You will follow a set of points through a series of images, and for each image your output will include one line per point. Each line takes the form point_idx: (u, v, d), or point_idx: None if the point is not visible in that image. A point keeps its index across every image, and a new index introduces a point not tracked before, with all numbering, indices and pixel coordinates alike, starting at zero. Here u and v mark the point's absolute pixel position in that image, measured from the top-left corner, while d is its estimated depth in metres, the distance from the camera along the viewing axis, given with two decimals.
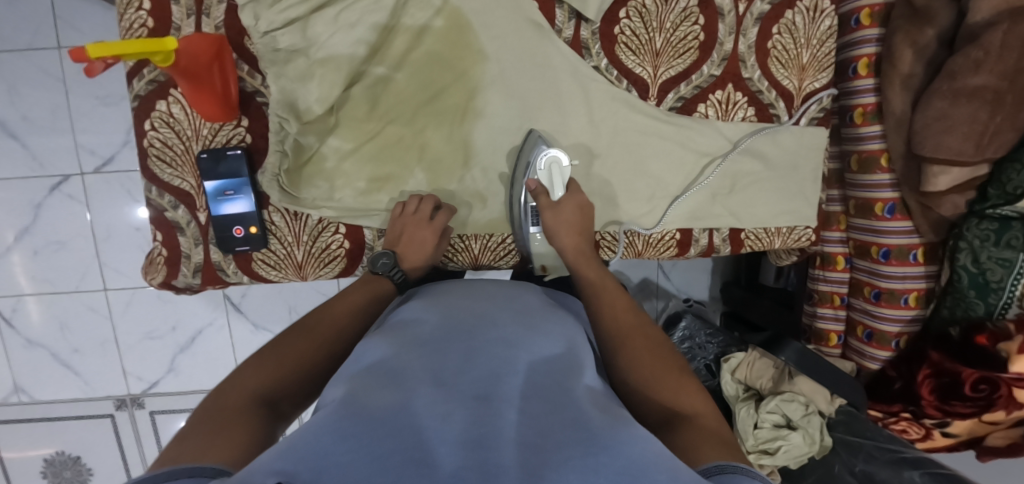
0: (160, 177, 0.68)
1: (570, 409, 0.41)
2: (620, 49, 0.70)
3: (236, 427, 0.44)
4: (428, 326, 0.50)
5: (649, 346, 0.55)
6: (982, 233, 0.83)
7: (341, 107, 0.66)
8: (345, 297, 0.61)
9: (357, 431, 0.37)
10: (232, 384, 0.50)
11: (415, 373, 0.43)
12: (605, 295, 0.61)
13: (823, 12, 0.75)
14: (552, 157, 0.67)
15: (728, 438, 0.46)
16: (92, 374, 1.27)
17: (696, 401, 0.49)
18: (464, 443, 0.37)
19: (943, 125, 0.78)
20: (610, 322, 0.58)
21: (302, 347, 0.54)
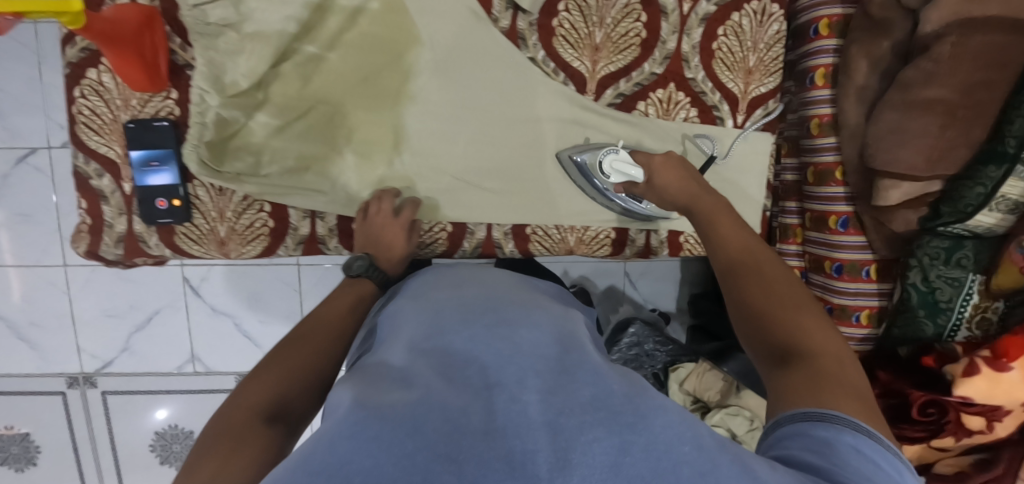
0: (87, 144, 0.68)
1: (590, 386, 0.39)
2: (557, 41, 0.69)
3: (246, 443, 0.41)
4: (427, 330, 0.49)
5: (770, 282, 0.52)
6: (934, 252, 0.81)
7: (270, 84, 0.65)
8: (335, 300, 0.60)
9: (365, 431, 0.34)
10: (232, 407, 0.46)
11: (424, 378, 0.41)
12: (717, 228, 0.59)
13: (772, 16, 0.74)
14: (619, 156, 0.69)
15: (855, 384, 0.43)
16: (46, 349, 1.26)
17: (815, 339, 0.47)
18: (482, 432, 0.34)
19: (899, 138, 0.76)
20: (725, 259, 0.56)
21: (302, 353, 0.52)
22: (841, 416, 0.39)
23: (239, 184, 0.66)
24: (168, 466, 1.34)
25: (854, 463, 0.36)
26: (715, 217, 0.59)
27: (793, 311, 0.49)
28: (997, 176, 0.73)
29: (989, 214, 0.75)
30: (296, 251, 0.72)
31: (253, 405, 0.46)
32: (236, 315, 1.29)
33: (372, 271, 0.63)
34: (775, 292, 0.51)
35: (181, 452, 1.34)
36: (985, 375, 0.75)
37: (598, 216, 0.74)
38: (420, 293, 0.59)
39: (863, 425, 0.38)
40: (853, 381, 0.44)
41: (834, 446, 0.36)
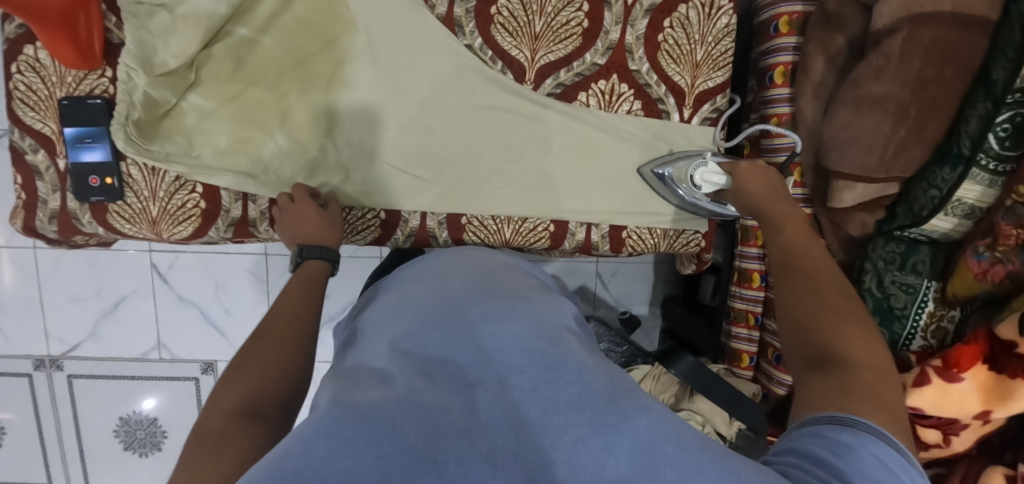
0: (23, 120, 0.68)
1: (572, 384, 0.42)
2: (495, 29, 0.69)
3: (229, 450, 0.41)
4: (412, 328, 0.52)
5: (828, 289, 0.49)
6: (888, 255, 0.78)
7: (203, 64, 0.65)
8: (291, 289, 0.59)
9: (340, 433, 0.35)
10: (208, 409, 0.46)
11: (406, 379, 0.43)
12: (780, 235, 0.57)
13: (721, 9, 0.72)
14: (709, 167, 0.71)
15: (888, 401, 0.41)
16: (14, 331, 1.27)
17: (858, 349, 0.44)
18: (463, 431, 0.37)
19: (850, 136, 0.75)
20: (783, 264, 0.54)
21: (273, 356, 0.51)
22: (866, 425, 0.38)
23: (168, 164, 0.66)
24: (132, 453, 1.35)
25: (873, 471, 0.35)
26: (783, 224, 0.58)
27: (841, 317, 0.46)
28: (952, 180, 0.71)
29: (944, 219, 0.73)
30: (228, 233, 0.72)
31: (230, 410, 0.45)
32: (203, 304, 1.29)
33: (307, 251, 0.63)
34: (826, 298, 0.48)
35: (146, 439, 1.34)
36: (935, 386, 0.72)
37: (536, 209, 0.74)
38: (406, 289, 0.62)
39: (889, 436, 0.38)
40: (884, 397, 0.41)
41: (855, 451, 0.36)
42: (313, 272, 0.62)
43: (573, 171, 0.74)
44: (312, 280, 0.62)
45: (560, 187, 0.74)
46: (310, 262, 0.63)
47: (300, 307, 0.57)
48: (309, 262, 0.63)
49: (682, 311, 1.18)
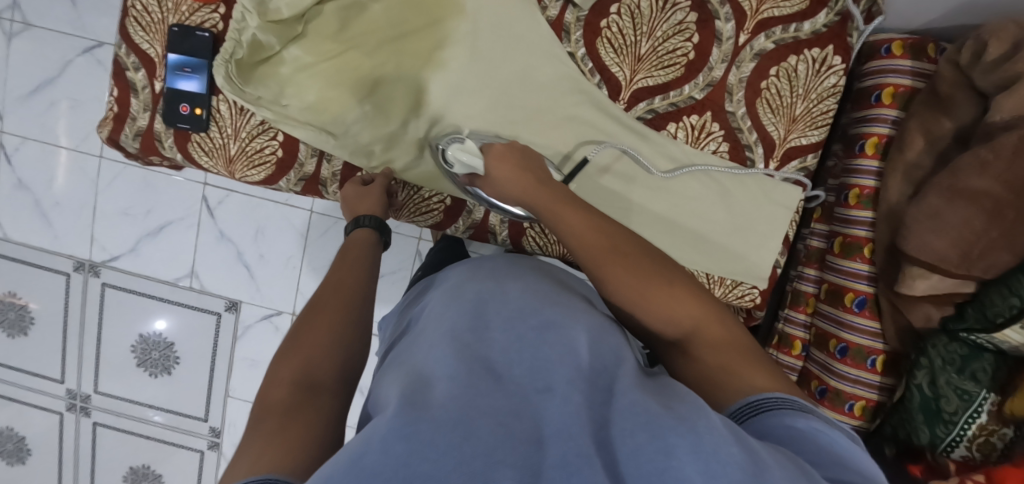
0: (132, 38, 0.71)
1: (637, 402, 0.43)
2: (601, 43, 0.68)
3: (294, 424, 0.44)
4: (468, 320, 0.53)
5: (627, 262, 0.55)
6: (948, 355, 0.76)
7: (311, 19, 0.66)
8: (346, 261, 0.63)
9: (415, 436, 0.37)
10: (270, 384, 0.50)
11: (470, 374, 0.45)
12: (563, 221, 0.58)
13: (830, 68, 0.71)
14: (464, 145, 0.65)
15: (738, 346, 0.52)
16: (63, 230, 1.32)
17: (692, 312, 0.53)
18: (536, 443, 0.39)
19: (935, 224, 0.72)
20: (579, 244, 0.56)
21: (324, 329, 0.55)
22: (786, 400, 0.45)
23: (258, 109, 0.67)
24: (143, 370, 1.37)
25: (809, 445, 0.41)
26: (562, 215, 0.58)
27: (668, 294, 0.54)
28: None
29: (1018, 331, 0.69)
30: (297, 187, 0.73)
31: (289, 384, 0.49)
32: (241, 244, 1.31)
33: (362, 220, 0.67)
34: (646, 279, 0.54)
35: (159, 360, 1.37)
36: None
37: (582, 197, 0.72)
38: (460, 276, 0.65)
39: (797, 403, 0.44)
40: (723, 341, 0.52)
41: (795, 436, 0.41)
42: (360, 242, 0.65)
43: (648, 199, 0.72)
44: (362, 251, 0.65)
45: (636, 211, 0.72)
46: (359, 232, 0.66)
47: (348, 274, 0.61)
48: (356, 232, 0.66)
49: None
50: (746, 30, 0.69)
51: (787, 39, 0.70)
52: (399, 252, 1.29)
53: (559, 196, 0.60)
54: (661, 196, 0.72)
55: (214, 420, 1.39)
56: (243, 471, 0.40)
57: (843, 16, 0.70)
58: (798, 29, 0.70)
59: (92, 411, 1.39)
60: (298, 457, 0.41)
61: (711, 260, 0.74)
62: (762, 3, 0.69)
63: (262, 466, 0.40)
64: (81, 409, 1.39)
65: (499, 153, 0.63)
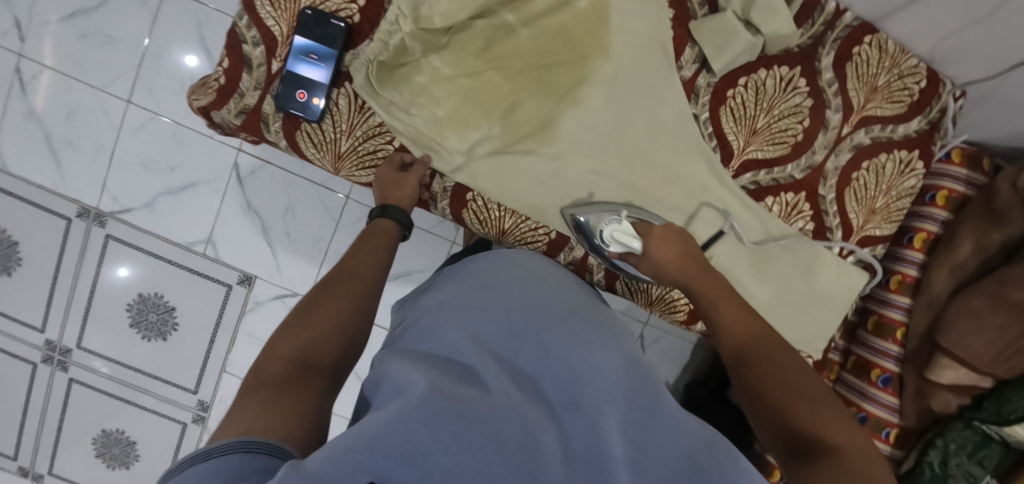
0: (257, 11, 0.65)
1: (661, 433, 0.48)
2: (724, 111, 0.71)
3: (293, 393, 0.47)
4: (491, 323, 0.56)
5: (779, 366, 0.55)
6: (962, 439, 0.83)
7: (458, 32, 0.65)
8: (361, 253, 0.66)
9: (444, 425, 0.40)
10: (268, 353, 0.52)
11: (491, 374, 0.48)
12: (720, 311, 0.62)
13: (912, 171, 0.77)
14: (620, 226, 0.69)
15: (878, 477, 0.45)
16: (73, 172, 1.23)
17: (838, 435, 0.49)
18: (559, 457, 0.43)
19: (973, 323, 0.79)
20: (728, 335, 0.60)
21: (331, 312, 0.57)
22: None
23: (392, 121, 0.67)
24: (136, 332, 1.30)
25: None
26: (719, 303, 0.63)
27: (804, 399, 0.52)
28: None
29: None
30: None
31: (289, 360, 0.51)
32: (266, 218, 1.26)
33: (389, 210, 0.70)
34: (789, 382, 0.54)
35: (155, 324, 1.30)
36: None
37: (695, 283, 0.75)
38: (472, 277, 0.66)
39: None
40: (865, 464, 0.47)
41: None
42: (383, 232, 0.70)
43: (730, 264, 0.76)
44: (383, 240, 0.70)
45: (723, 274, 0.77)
46: (383, 221, 0.70)
47: (363, 264, 0.64)
48: (382, 220, 0.70)
49: (712, 401, 1.18)
50: (851, 122, 0.74)
51: (883, 136, 0.75)
52: (430, 251, 1.28)
53: (716, 284, 0.65)
54: (736, 259, 0.76)
55: (203, 393, 1.34)
56: (235, 433, 0.41)
57: (931, 125, 0.77)
58: (893, 130, 0.76)
59: (70, 366, 1.31)
60: (292, 425, 0.43)
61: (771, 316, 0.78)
62: (868, 101, 0.74)
63: (253, 429, 0.41)
64: (58, 363, 1.31)
65: (660, 235, 0.69)
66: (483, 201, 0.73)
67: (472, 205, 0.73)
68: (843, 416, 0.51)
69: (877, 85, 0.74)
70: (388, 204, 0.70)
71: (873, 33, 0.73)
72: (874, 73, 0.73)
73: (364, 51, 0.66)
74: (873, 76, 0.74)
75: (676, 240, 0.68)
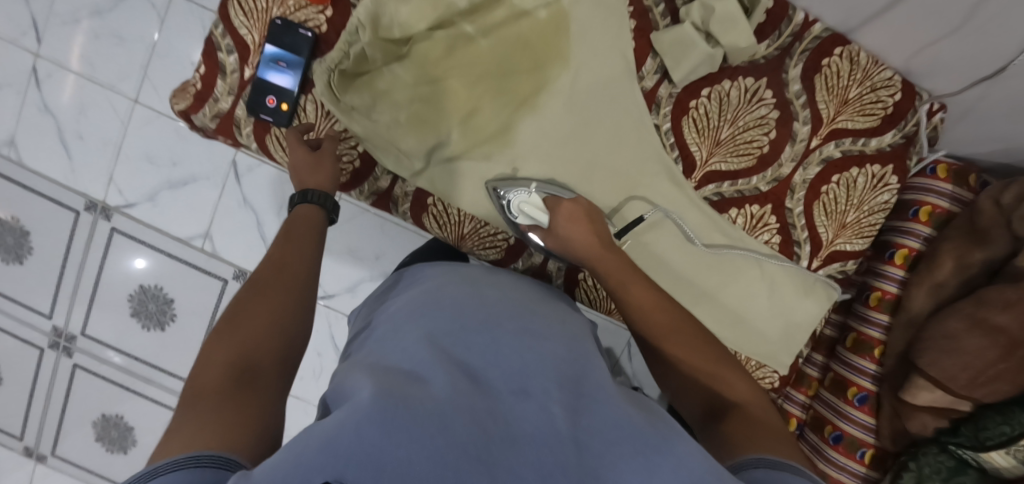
0: (231, 21, 0.69)
1: (614, 417, 0.47)
2: (687, 122, 0.71)
3: (236, 402, 0.43)
4: (436, 322, 0.55)
5: (688, 339, 0.60)
6: (936, 464, 0.80)
7: (419, 42, 0.66)
8: (293, 245, 0.61)
9: (395, 420, 0.37)
10: (200, 366, 0.47)
11: (441, 373, 0.46)
12: (630, 293, 0.62)
13: (886, 186, 0.75)
14: (529, 198, 0.67)
15: (772, 423, 0.54)
16: (82, 166, 1.29)
17: (744, 393, 0.57)
18: (512, 441, 0.41)
19: (948, 345, 0.76)
20: (642, 316, 0.61)
21: (266, 309, 0.53)
22: (787, 461, 0.46)
23: (350, 123, 0.68)
24: (137, 322, 1.35)
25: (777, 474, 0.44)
26: (629, 287, 0.62)
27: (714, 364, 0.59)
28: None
29: (1005, 455, 0.75)
30: (366, 199, 0.75)
31: (225, 364, 0.47)
32: (262, 214, 1.30)
33: (309, 195, 0.66)
34: (697, 351, 0.59)
35: (155, 314, 1.35)
36: None
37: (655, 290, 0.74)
38: (424, 284, 0.66)
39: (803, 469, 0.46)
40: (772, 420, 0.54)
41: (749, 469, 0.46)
42: (305, 218, 0.64)
43: (695, 272, 0.75)
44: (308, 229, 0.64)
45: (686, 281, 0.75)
46: (304, 207, 0.65)
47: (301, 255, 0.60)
48: (302, 206, 0.65)
49: None
50: (819, 135, 0.73)
51: (853, 150, 0.74)
52: None
53: (623, 264, 0.65)
54: (699, 269, 0.75)
55: None
56: (182, 449, 0.39)
57: (907, 139, 0.75)
58: (865, 144, 0.74)
59: (74, 352, 1.37)
60: (245, 435, 0.41)
61: (735, 328, 0.77)
62: (838, 114, 0.73)
63: (201, 445, 0.39)
64: (64, 348, 1.37)
65: (568, 211, 0.66)
66: (444, 207, 0.74)
67: (433, 209, 0.74)
68: (746, 375, 0.59)
69: (848, 97, 0.73)
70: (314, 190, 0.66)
71: (844, 45, 0.71)
72: (845, 85, 0.72)
73: (325, 58, 0.67)
74: (843, 88, 0.72)
75: (587, 221, 0.65)
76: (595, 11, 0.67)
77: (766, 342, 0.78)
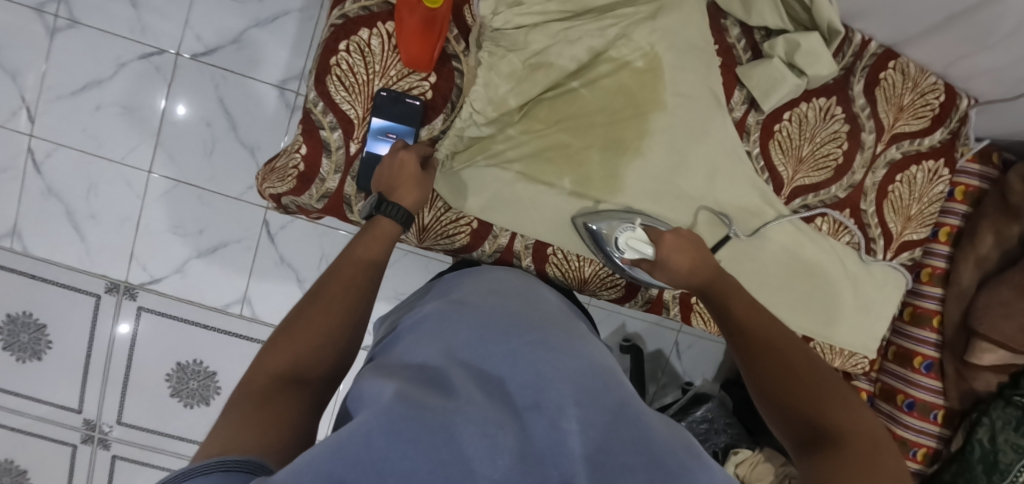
0: (332, 97, 0.67)
1: (632, 427, 0.40)
2: (773, 145, 0.76)
3: (272, 410, 0.44)
4: (464, 331, 0.51)
5: (792, 354, 0.56)
6: (1005, 416, 0.88)
7: (530, 108, 0.70)
8: (345, 259, 0.59)
9: (403, 432, 0.35)
10: (253, 368, 0.48)
11: (458, 376, 0.43)
12: (729, 303, 0.62)
13: (940, 177, 0.84)
14: (636, 233, 0.67)
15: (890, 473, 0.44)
16: (98, 246, 1.21)
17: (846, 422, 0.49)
18: (521, 457, 0.36)
19: (1004, 311, 0.85)
20: (743, 331, 0.59)
21: (322, 325, 0.52)
22: None
23: (463, 207, 0.71)
24: (177, 400, 1.28)
25: None
26: (728, 297, 0.62)
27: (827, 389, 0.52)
28: None
29: None
30: (489, 256, 0.77)
31: (273, 375, 0.48)
32: (302, 270, 1.26)
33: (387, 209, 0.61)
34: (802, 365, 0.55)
35: (197, 390, 1.28)
36: None
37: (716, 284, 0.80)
38: (455, 292, 0.61)
39: None
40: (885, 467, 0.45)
41: None
42: (383, 234, 0.61)
43: (740, 262, 0.80)
44: (385, 241, 0.61)
45: (743, 270, 0.80)
46: (387, 223, 0.61)
47: (359, 268, 0.57)
48: (381, 219, 0.61)
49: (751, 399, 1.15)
50: (883, 141, 0.80)
51: (912, 150, 0.82)
52: None
53: (731, 282, 0.65)
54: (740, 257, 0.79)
55: None
56: (212, 451, 0.39)
57: (953, 135, 0.83)
58: (920, 144, 0.82)
59: (111, 443, 1.28)
60: (273, 442, 0.41)
61: (782, 307, 0.82)
62: (897, 120, 0.80)
63: (234, 448, 0.39)
64: (98, 441, 1.28)
65: (672, 241, 0.66)
66: (562, 254, 0.76)
67: (552, 259, 0.77)
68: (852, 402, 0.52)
69: (903, 104, 0.80)
70: (387, 197, 0.62)
71: (896, 59, 0.79)
72: (900, 94, 0.80)
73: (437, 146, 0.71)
74: (899, 96, 0.80)
75: (692, 247, 0.66)
76: (685, 52, 0.71)
77: (810, 318, 0.83)
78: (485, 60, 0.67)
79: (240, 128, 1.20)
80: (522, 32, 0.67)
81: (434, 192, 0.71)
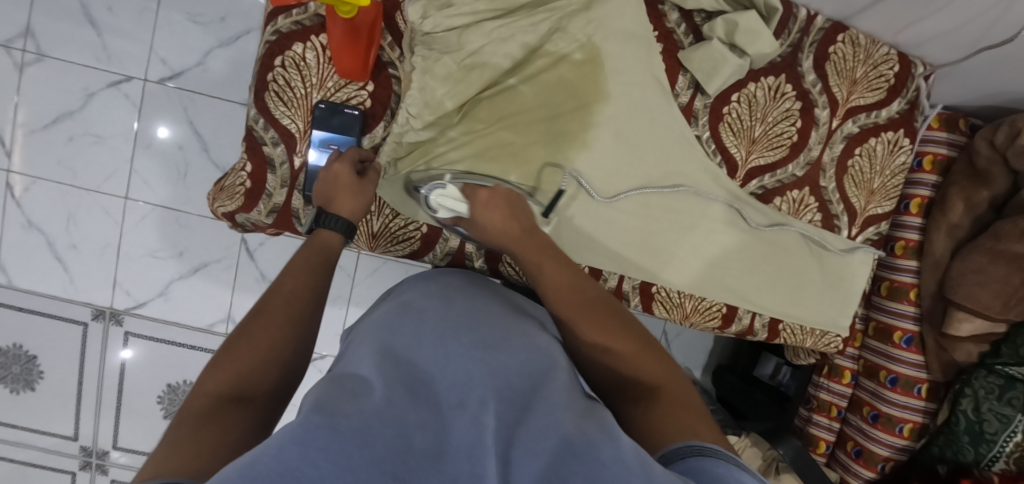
0: (272, 112, 0.67)
1: (548, 418, 0.41)
2: (723, 128, 0.76)
3: (212, 429, 0.43)
4: (402, 333, 0.51)
5: (601, 320, 0.57)
6: (988, 385, 0.87)
7: (470, 109, 0.70)
8: (288, 274, 0.59)
9: (317, 440, 0.34)
10: (193, 390, 0.48)
11: (385, 378, 0.43)
12: (546, 275, 0.61)
13: (901, 148, 0.82)
14: (445, 191, 0.64)
15: (694, 405, 0.50)
16: (82, 275, 1.23)
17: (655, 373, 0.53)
18: (434, 454, 0.36)
19: (978, 279, 0.83)
20: (559, 304, 0.59)
21: (264, 342, 0.52)
22: (714, 447, 0.43)
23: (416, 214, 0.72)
24: None
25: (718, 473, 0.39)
26: (544, 268, 0.62)
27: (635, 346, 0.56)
28: None
29: None
30: (442, 260, 0.77)
31: (214, 395, 0.47)
32: None
33: (329, 221, 0.63)
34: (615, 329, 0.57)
35: None
36: None
37: (680, 274, 0.79)
38: (403, 293, 0.61)
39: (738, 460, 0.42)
40: (692, 403, 0.50)
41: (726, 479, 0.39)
42: (329, 247, 0.63)
43: (693, 249, 0.79)
44: (325, 255, 0.62)
45: (705, 255, 0.79)
46: (330, 236, 0.63)
47: (302, 282, 0.58)
48: (322, 232, 0.64)
49: (740, 383, 1.15)
50: (838, 116, 0.79)
51: (869, 123, 0.80)
52: None
53: (542, 245, 0.64)
54: (594, 220, 0.75)
55: None
56: (146, 475, 0.39)
57: (910, 104, 0.82)
58: (877, 116, 0.80)
59: (109, 468, 1.30)
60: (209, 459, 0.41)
61: (749, 290, 0.81)
62: (851, 94, 0.79)
63: (166, 470, 0.38)
64: (96, 467, 1.30)
65: (486, 199, 0.64)
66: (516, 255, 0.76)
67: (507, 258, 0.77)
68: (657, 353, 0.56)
69: (856, 77, 0.79)
70: (327, 209, 0.64)
71: (845, 31, 0.78)
72: (852, 67, 0.78)
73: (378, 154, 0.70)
74: (851, 69, 0.78)
75: (505, 204, 0.64)
76: (624, 41, 0.70)
77: (779, 300, 0.82)
78: (420, 65, 0.66)
79: (212, 149, 1.21)
80: (454, 34, 0.66)
81: (383, 200, 0.71)
